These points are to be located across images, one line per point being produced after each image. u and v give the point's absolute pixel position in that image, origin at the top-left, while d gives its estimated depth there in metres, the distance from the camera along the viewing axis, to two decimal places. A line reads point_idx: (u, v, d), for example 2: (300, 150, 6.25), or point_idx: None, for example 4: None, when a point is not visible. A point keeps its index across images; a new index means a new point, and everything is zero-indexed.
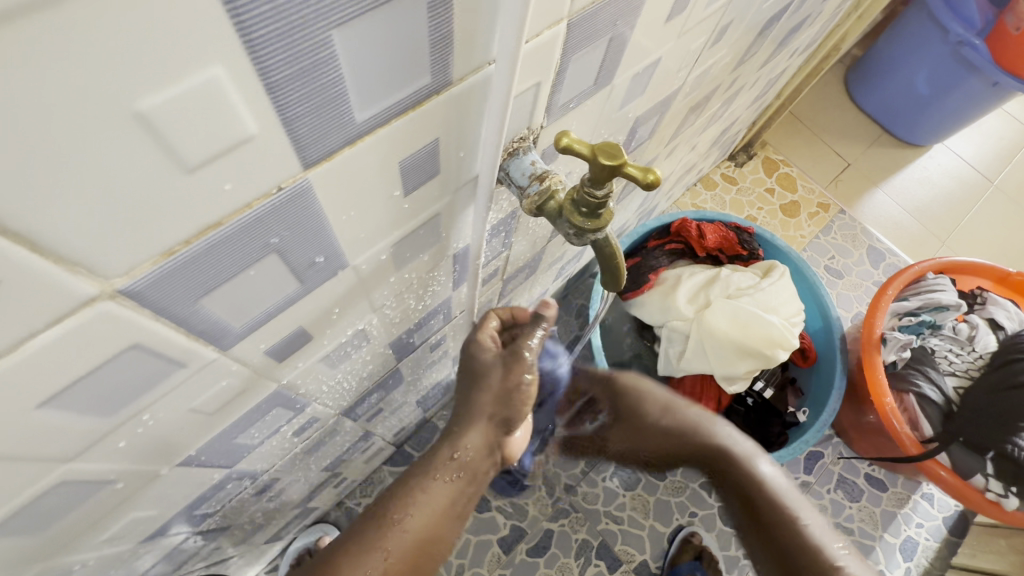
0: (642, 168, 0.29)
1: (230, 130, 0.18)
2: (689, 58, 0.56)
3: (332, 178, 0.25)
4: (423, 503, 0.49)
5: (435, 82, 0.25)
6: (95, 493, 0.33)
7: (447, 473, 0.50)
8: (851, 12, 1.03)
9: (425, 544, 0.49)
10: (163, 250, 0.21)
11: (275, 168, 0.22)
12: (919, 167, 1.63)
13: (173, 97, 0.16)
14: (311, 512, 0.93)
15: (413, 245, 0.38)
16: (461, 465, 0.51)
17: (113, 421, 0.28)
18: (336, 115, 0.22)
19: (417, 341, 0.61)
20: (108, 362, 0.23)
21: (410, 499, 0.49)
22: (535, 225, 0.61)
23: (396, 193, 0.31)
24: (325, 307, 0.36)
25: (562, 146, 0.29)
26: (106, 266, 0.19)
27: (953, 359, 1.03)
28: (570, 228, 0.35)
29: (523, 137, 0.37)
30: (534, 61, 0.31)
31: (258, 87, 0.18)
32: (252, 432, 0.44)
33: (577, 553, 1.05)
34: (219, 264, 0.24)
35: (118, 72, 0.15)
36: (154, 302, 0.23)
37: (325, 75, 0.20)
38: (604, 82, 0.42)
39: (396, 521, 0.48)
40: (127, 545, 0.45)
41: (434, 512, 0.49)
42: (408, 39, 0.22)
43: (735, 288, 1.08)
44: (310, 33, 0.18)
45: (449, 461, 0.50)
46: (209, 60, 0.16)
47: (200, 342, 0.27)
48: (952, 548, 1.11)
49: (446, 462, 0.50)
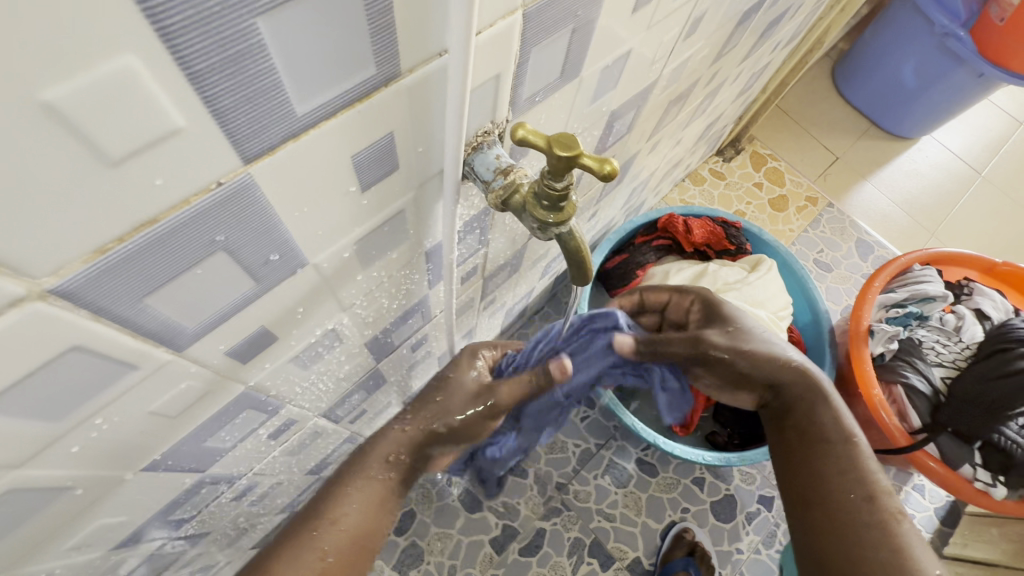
0: (598, 159, 0.29)
1: (153, 122, 0.18)
2: (664, 50, 0.56)
3: (278, 172, 0.24)
4: (358, 499, 0.45)
5: (382, 74, 0.25)
6: (54, 499, 0.32)
7: (383, 473, 0.47)
8: (833, 4, 1.02)
9: (361, 542, 0.45)
10: (95, 248, 0.20)
11: (210, 163, 0.21)
12: (907, 160, 1.63)
13: (85, 88, 0.16)
14: (300, 516, 0.93)
15: (378, 242, 0.38)
16: (397, 466, 0.48)
17: (64, 424, 0.27)
18: (272, 107, 0.21)
19: (396, 340, 0.61)
20: (51, 363, 0.23)
21: (340, 494, 0.45)
22: (513, 222, 0.61)
23: (353, 189, 0.30)
24: (288, 305, 0.35)
25: (518, 139, 0.29)
26: (30, 264, 0.19)
27: (940, 350, 1.02)
28: (535, 222, 0.35)
29: (487, 131, 0.37)
30: (491, 52, 0.31)
31: (180, 77, 0.18)
32: (223, 435, 0.44)
33: (569, 552, 1.05)
34: (160, 262, 0.23)
35: (23, 63, 0.14)
36: (91, 302, 0.22)
37: (255, 65, 0.19)
38: (571, 74, 0.42)
39: (331, 520, 0.44)
40: (99, 552, 0.44)
41: (370, 501, 0.46)
42: (345, 29, 0.21)
43: (723, 283, 1.07)
44: (232, 19, 0.17)
45: (384, 460, 0.47)
46: (119, 49, 0.16)
47: (151, 344, 0.27)
48: (945, 538, 1.11)
49: (382, 462, 0.47)
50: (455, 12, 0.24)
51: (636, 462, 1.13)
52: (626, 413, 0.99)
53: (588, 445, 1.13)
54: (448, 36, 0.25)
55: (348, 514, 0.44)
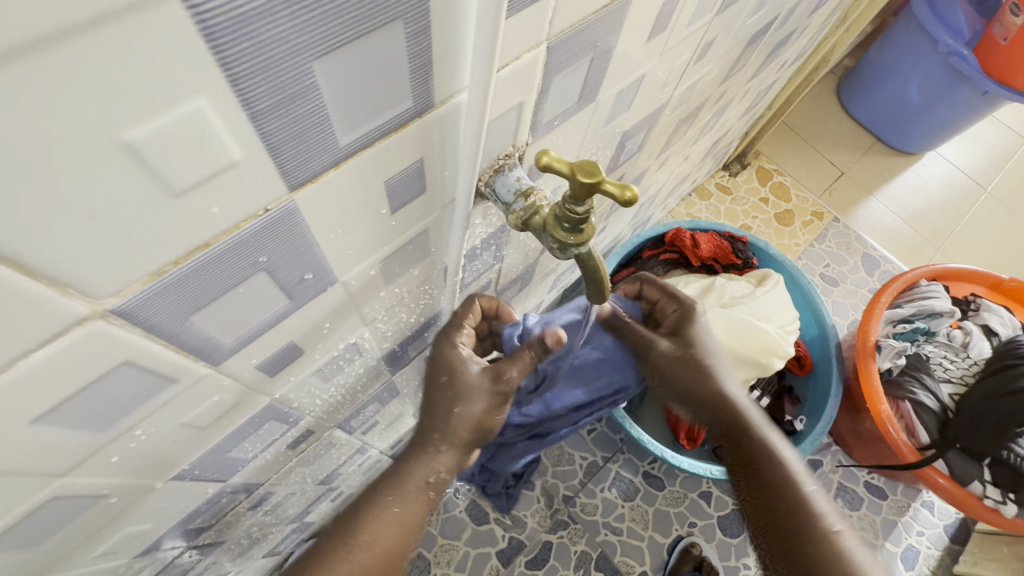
0: (620, 185, 0.30)
1: (215, 156, 0.19)
2: (676, 73, 0.57)
3: (319, 197, 0.26)
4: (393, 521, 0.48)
5: (416, 106, 0.26)
6: (89, 507, 0.33)
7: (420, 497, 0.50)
8: (838, 25, 1.04)
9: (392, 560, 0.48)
10: (153, 271, 0.22)
11: (260, 192, 0.22)
12: (912, 175, 1.64)
13: (160, 129, 0.17)
14: (308, 526, 0.93)
15: (401, 260, 0.39)
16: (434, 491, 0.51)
17: (107, 434, 0.28)
18: (318, 141, 0.23)
19: (411, 353, 0.62)
20: (104, 377, 0.24)
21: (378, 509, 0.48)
22: (528, 238, 0.62)
23: (383, 211, 0.32)
24: (316, 321, 0.36)
25: (542, 165, 0.31)
26: (95, 287, 0.20)
27: (948, 366, 1.03)
28: (554, 242, 0.36)
29: (508, 154, 0.38)
30: (516, 82, 0.32)
31: (242, 117, 0.19)
32: (245, 446, 0.45)
33: (576, 565, 1.05)
34: (208, 283, 0.25)
35: (112, 107, 0.16)
36: (144, 320, 0.23)
37: (308, 103, 0.21)
38: (588, 99, 0.43)
39: (367, 541, 0.47)
40: (122, 560, 0.45)
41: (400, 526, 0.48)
42: (387, 67, 0.23)
43: (730, 297, 1.08)
44: (293, 64, 0.19)
45: (422, 484, 0.50)
46: (192, 94, 0.17)
47: (192, 358, 0.28)
48: (955, 556, 1.10)
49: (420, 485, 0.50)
50: (478, 48, 0.25)
51: (643, 475, 1.13)
52: (633, 426, 0.99)
53: (595, 458, 1.13)
54: (468, 73, 0.26)
55: (384, 535, 0.48)
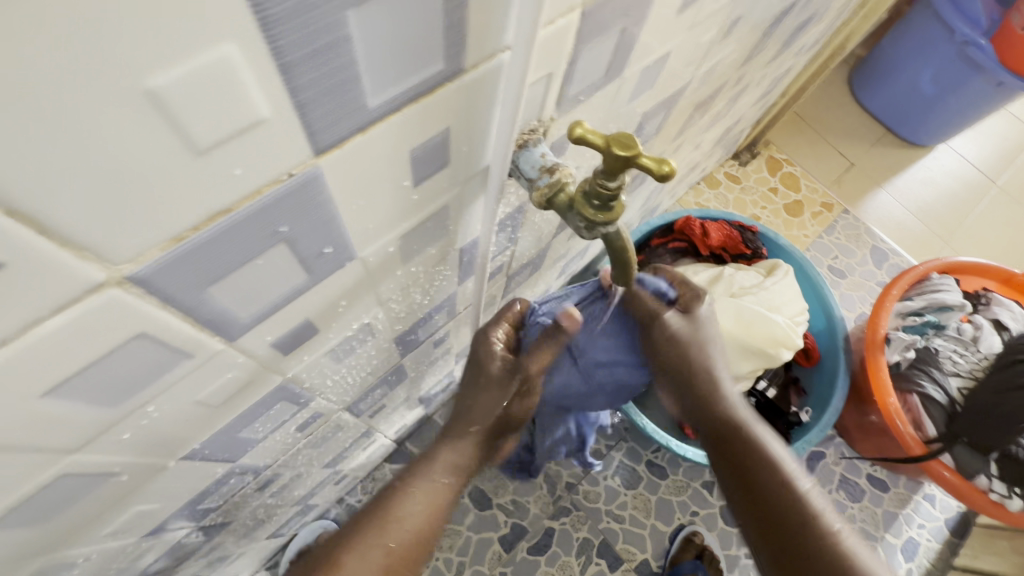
0: (656, 159, 0.29)
1: (242, 111, 0.18)
2: (699, 53, 0.56)
3: (345, 164, 0.24)
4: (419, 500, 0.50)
5: (448, 69, 0.25)
6: (99, 486, 0.33)
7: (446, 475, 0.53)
8: (857, 10, 1.02)
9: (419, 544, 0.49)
10: (171, 237, 0.20)
11: (287, 154, 0.21)
12: (922, 168, 1.62)
13: (184, 77, 0.16)
14: (313, 508, 0.93)
15: (420, 238, 0.38)
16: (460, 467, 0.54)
17: (119, 411, 0.27)
18: (348, 101, 0.21)
19: (421, 336, 0.60)
20: (115, 350, 0.23)
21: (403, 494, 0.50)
22: (542, 221, 0.61)
23: (405, 183, 0.30)
24: (332, 299, 0.35)
25: (576, 137, 0.29)
26: (111, 250, 0.19)
27: (958, 360, 1.01)
28: (581, 221, 0.35)
29: (533, 129, 0.37)
30: (549, 49, 0.31)
31: (272, 69, 0.18)
32: (256, 427, 0.44)
33: (578, 552, 1.05)
34: (226, 253, 0.23)
35: (135, 49, 0.14)
36: (160, 291, 0.22)
37: (340, 57, 0.19)
38: (614, 74, 0.41)
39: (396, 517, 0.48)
40: (130, 540, 0.44)
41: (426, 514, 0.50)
42: (423, 24, 0.21)
43: (739, 287, 1.07)
44: (327, 11, 0.17)
45: (448, 466, 0.53)
46: (220, 38, 0.16)
47: (207, 333, 0.27)
48: (954, 549, 1.11)
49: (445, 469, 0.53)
50: (522, 9, 0.24)
51: (646, 464, 1.12)
52: (640, 415, 0.99)
53: (598, 446, 1.13)
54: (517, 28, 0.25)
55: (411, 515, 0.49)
